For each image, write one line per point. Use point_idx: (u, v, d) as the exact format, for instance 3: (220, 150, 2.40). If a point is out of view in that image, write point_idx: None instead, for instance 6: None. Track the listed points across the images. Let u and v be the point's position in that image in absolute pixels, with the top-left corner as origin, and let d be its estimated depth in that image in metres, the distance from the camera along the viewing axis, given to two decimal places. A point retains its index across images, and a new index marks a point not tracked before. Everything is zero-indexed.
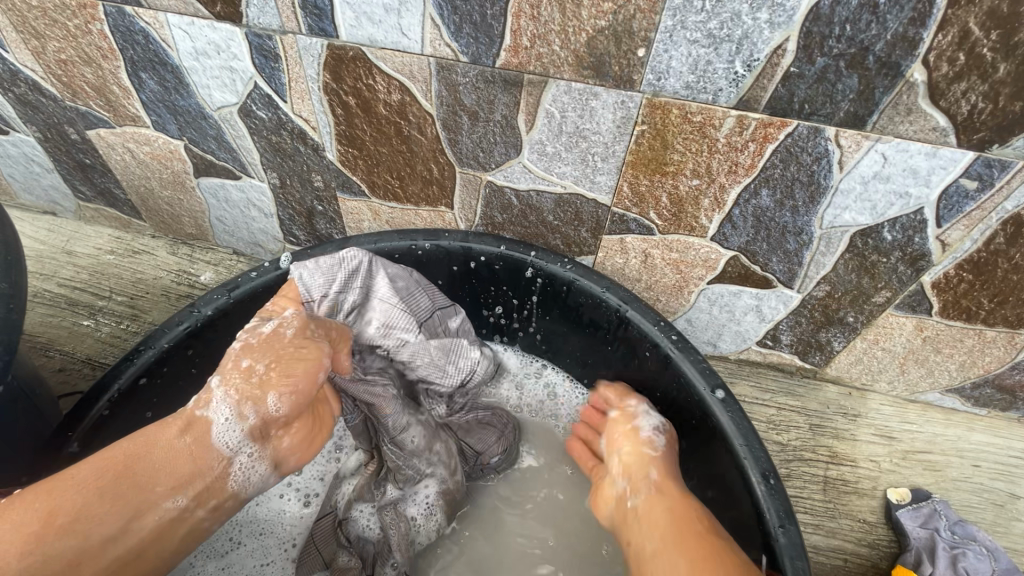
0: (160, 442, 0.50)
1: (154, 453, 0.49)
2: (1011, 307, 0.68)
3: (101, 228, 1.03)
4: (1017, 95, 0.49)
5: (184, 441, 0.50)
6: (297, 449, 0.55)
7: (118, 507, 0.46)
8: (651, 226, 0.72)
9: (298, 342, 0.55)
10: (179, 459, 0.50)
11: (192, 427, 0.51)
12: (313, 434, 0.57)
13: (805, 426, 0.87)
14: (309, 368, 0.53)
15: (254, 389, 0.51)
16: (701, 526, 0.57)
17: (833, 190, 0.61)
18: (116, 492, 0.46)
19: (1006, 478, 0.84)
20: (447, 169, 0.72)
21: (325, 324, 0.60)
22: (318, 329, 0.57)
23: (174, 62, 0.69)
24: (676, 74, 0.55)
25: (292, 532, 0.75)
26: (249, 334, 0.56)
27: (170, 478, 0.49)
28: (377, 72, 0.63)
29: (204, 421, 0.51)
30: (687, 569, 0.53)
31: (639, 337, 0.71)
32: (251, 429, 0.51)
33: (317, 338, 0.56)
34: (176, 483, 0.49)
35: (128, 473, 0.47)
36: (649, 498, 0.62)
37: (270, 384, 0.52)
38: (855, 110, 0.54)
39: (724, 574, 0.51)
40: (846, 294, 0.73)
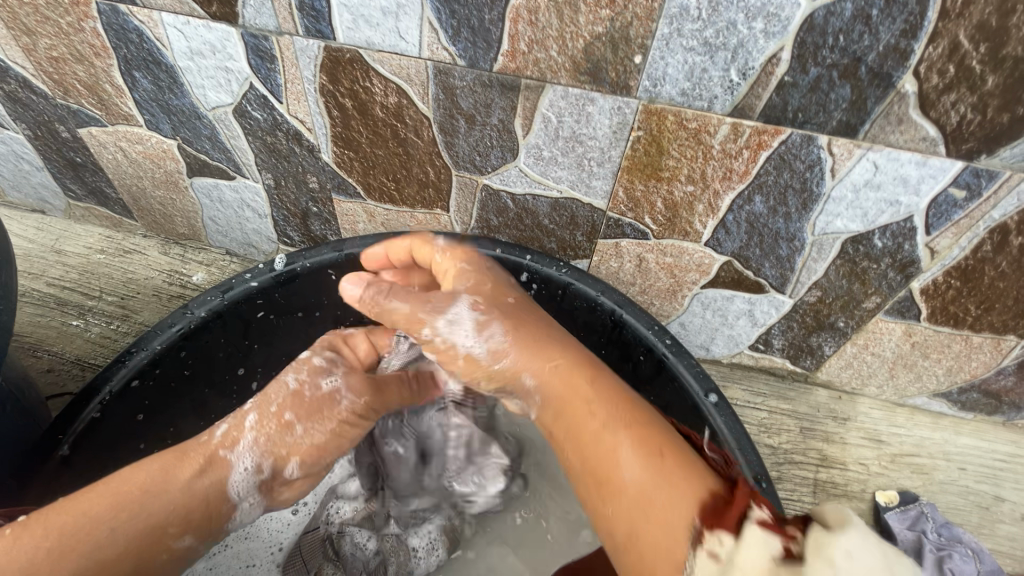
0: (179, 480, 0.51)
1: (173, 493, 0.50)
2: (997, 313, 0.69)
3: (91, 227, 1.01)
4: (1005, 107, 0.50)
5: (203, 479, 0.52)
6: (289, 497, 0.62)
7: (134, 547, 0.46)
8: (646, 230, 0.72)
9: (349, 419, 0.61)
10: (192, 498, 0.51)
11: (210, 467, 0.53)
12: (308, 487, 0.64)
13: (796, 430, 0.88)
14: (338, 446, 0.61)
15: (283, 450, 0.57)
16: (592, 382, 0.51)
17: (825, 198, 0.62)
18: (131, 524, 0.47)
19: (991, 481, 0.86)
20: (443, 172, 0.72)
21: (387, 386, 0.65)
22: (378, 404, 0.63)
23: (168, 61, 0.68)
24: (673, 81, 0.56)
25: (279, 536, 0.74)
26: (305, 381, 0.60)
27: (185, 520, 0.50)
28: (374, 74, 0.63)
29: (227, 463, 0.54)
30: (628, 441, 0.45)
31: (634, 340, 0.71)
32: (263, 480, 0.56)
33: (372, 415, 0.63)
34: (189, 526, 0.50)
35: (144, 508, 0.48)
36: (549, 383, 0.52)
37: (298, 452, 0.58)
38: (847, 119, 0.55)
39: (653, 430, 0.46)
40: (837, 299, 0.74)
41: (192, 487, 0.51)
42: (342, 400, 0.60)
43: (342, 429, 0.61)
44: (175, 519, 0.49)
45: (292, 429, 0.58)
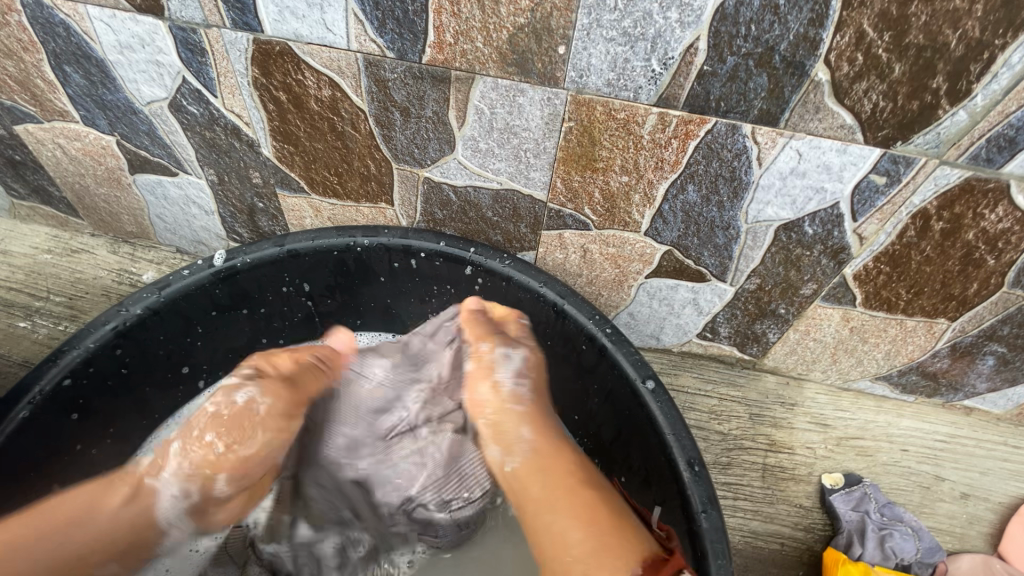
0: (107, 508, 0.56)
1: (98, 520, 0.55)
2: (927, 297, 0.71)
3: (37, 226, 0.99)
4: (913, 94, 0.52)
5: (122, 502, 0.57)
6: (226, 519, 0.64)
7: (57, 574, 0.52)
8: (587, 221, 0.73)
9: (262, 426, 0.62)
10: (114, 526, 0.56)
11: (137, 494, 0.58)
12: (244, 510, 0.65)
13: (745, 416, 0.90)
14: (255, 462, 0.61)
15: (206, 467, 0.59)
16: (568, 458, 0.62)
17: (754, 186, 0.63)
18: (50, 547, 0.53)
19: (932, 461, 0.88)
20: (384, 165, 0.72)
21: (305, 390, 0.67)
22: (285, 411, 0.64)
23: (98, 55, 0.67)
24: (597, 72, 0.56)
25: None
26: (221, 403, 0.61)
27: (109, 550, 0.55)
28: (306, 67, 0.62)
29: (151, 489, 0.58)
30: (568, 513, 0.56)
31: (577, 330, 0.72)
32: (193, 504, 0.59)
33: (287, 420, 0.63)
34: (113, 554, 0.56)
35: (62, 535, 0.53)
36: (524, 461, 0.62)
37: (221, 465, 0.59)
38: (768, 108, 0.56)
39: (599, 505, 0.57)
40: (776, 286, 0.76)
41: (113, 514, 0.56)
42: (260, 408, 0.62)
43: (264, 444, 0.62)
44: (91, 542, 0.54)
45: (216, 452, 0.59)
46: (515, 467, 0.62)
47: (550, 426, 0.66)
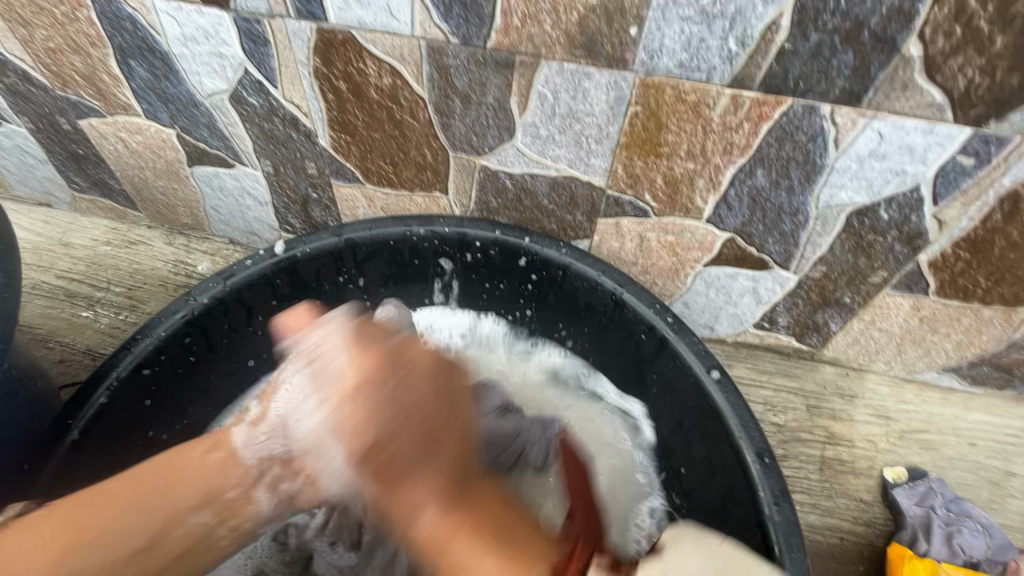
0: (193, 456, 0.58)
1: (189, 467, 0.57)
2: (1008, 285, 0.68)
3: (96, 219, 1.02)
4: (1014, 68, 0.49)
5: (215, 456, 0.59)
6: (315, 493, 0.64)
7: (145, 520, 0.53)
8: (647, 208, 0.71)
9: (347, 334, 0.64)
10: (212, 472, 0.58)
11: (218, 445, 0.60)
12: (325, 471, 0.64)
13: (803, 408, 0.88)
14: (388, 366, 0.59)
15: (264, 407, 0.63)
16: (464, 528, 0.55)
17: (828, 169, 0.61)
18: (139, 501, 0.54)
19: (1002, 456, 0.85)
20: (441, 154, 0.72)
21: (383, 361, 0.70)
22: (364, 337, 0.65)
23: (162, 48, 0.68)
24: (670, 53, 0.54)
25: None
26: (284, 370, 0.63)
27: (196, 493, 0.56)
28: (367, 55, 0.62)
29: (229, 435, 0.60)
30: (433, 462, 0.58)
31: (635, 319, 0.71)
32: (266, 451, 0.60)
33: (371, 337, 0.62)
34: (199, 500, 0.56)
35: (155, 500, 0.54)
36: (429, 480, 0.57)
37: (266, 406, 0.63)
38: (850, 87, 0.53)
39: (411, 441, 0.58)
40: (842, 275, 0.73)
41: (208, 463, 0.58)
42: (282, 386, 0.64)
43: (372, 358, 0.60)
44: (195, 496, 0.56)
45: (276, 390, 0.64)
46: (436, 518, 0.55)
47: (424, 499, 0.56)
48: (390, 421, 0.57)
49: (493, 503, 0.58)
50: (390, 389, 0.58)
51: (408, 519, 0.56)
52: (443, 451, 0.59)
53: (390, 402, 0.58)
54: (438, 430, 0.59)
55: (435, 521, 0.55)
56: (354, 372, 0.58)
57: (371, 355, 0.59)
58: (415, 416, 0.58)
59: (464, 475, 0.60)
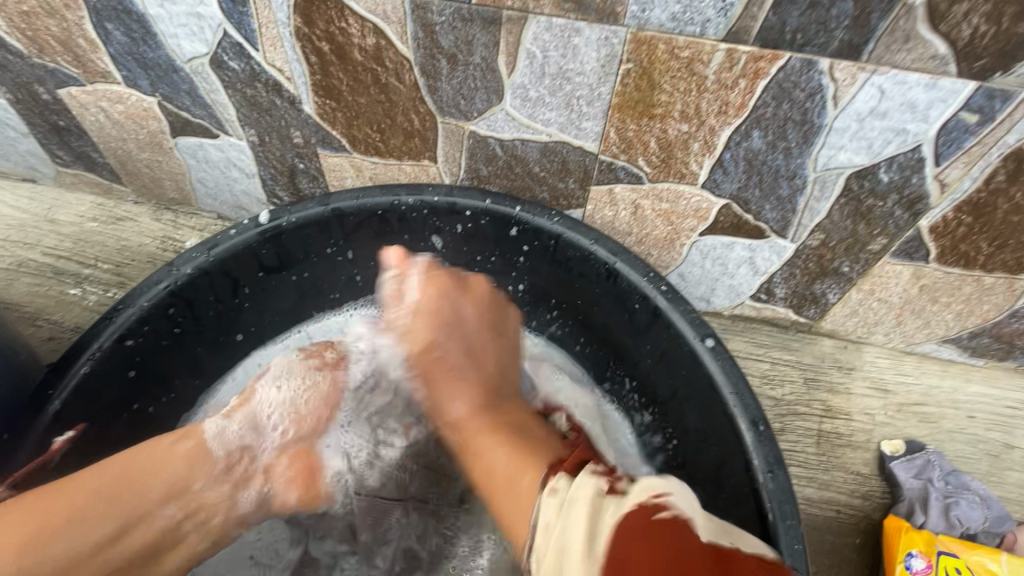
0: (162, 449, 0.57)
1: (154, 462, 0.56)
2: (1011, 251, 0.66)
3: (82, 195, 1.00)
4: (1022, 15, 0.47)
5: (187, 445, 0.57)
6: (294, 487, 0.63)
7: (113, 511, 0.52)
8: (640, 174, 0.69)
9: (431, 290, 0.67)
10: (181, 465, 0.56)
11: (189, 435, 0.58)
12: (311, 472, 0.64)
13: (799, 381, 0.87)
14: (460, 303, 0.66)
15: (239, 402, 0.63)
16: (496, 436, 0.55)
17: (827, 129, 0.59)
18: (112, 491, 0.52)
19: (1002, 428, 0.84)
20: (428, 120, 0.70)
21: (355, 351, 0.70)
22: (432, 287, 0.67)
23: (138, 10, 0.65)
24: (662, 5, 0.52)
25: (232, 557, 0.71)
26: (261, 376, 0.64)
27: (163, 486, 0.55)
28: (349, 13, 0.60)
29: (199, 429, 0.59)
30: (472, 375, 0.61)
31: (628, 289, 0.69)
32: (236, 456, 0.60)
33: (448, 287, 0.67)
34: (168, 491, 0.55)
35: (121, 491, 0.53)
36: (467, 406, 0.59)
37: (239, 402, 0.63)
38: (850, 39, 0.51)
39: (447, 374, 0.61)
40: (841, 242, 0.71)
41: (173, 454, 0.56)
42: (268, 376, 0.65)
43: (442, 288, 0.67)
44: (161, 491, 0.54)
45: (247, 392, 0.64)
46: (466, 409, 0.59)
47: (449, 399, 0.60)
48: (461, 376, 0.61)
49: (524, 416, 0.60)
50: (451, 304, 0.66)
51: (442, 407, 0.61)
52: (481, 367, 0.63)
53: (443, 335, 0.64)
54: (477, 349, 0.64)
55: (509, 461, 0.52)
56: (421, 297, 0.66)
57: (459, 287, 0.68)
58: (455, 338, 0.64)
59: (493, 399, 0.60)
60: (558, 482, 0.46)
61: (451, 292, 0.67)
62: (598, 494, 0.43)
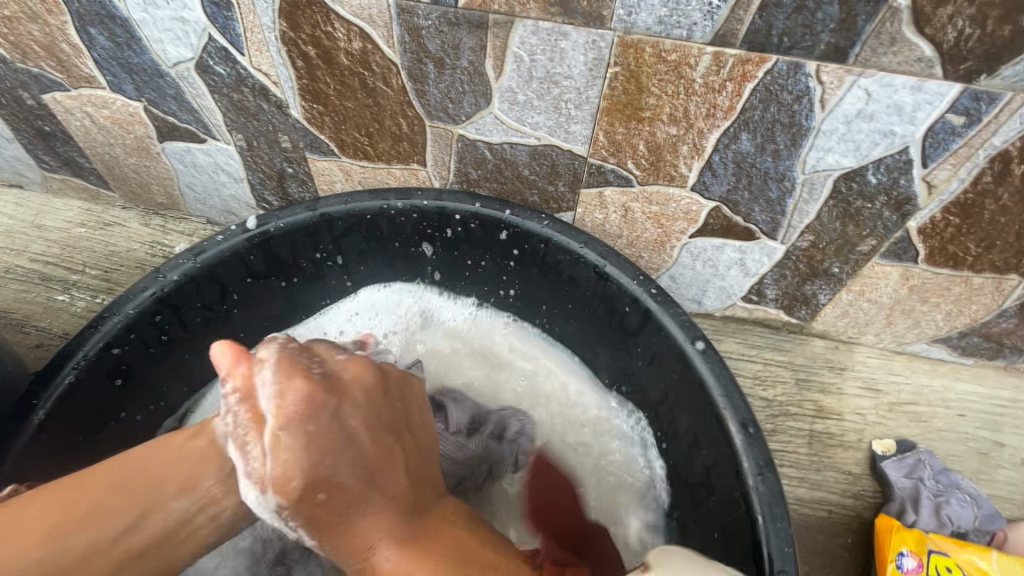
0: (175, 446, 0.54)
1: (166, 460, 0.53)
2: (999, 251, 0.66)
3: (70, 200, 0.99)
4: (1007, 17, 0.47)
5: (202, 441, 0.54)
6: None
7: (128, 506, 0.50)
8: (630, 177, 0.69)
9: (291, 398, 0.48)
10: (199, 458, 0.53)
11: (205, 429, 0.55)
12: None
13: (791, 381, 0.87)
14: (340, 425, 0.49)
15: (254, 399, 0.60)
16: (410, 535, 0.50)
17: (815, 131, 0.59)
18: (120, 494, 0.50)
19: (992, 427, 0.84)
20: (417, 123, 0.70)
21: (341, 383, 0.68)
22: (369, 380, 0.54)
23: (122, 14, 0.65)
24: (648, 8, 0.52)
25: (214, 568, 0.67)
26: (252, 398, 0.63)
27: (181, 478, 0.52)
28: (334, 17, 0.59)
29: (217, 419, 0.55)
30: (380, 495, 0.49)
31: (619, 292, 0.69)
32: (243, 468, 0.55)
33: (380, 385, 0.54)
34: (186, 484, 0.52)
35: (140, 483, 0.51)
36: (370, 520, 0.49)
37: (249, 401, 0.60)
38: (836, 42, 0.51)
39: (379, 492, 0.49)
40: (831, 244, 0.71)
41: (191, 449, 0.53)
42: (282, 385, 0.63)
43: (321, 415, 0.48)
44: (176, 485, 0.52)
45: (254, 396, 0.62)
46: (393, 556, 0.49)
47: (364, 523, 0.49)
48: (343, 447, 0.48)
49: (451, 526, 0.51)
50: (330, 415, 0.49)
51: (418, 456, 0.60)
52: (389, 479, 0.50)
53: (337, 458, 0.47)
54: (378, 468, 0.50)
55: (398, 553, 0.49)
56: None
57: (372, 369, 0.54)
58: (352, 454, 0.48)
59: (422, 497, 0.53)
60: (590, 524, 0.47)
61: (328, 421, 0.48)
62: None
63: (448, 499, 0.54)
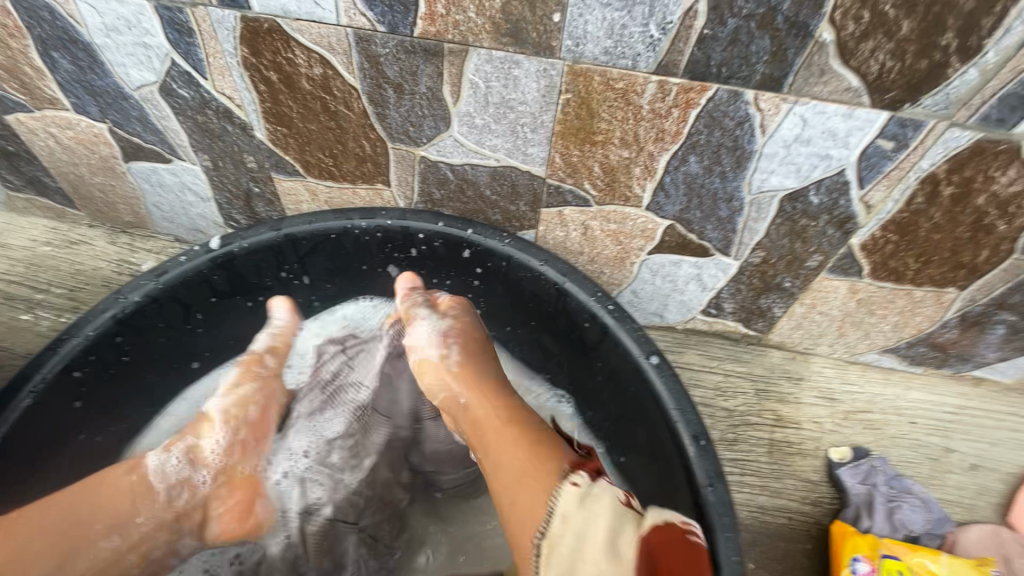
0: (102, 483, 0.57)
1: (95, 497, 0.55)
2: (936, 266, 0.70)
3: (35, 218, 0.99)
4: (923, 52, 0.50)
5: (130, 479, 0.57)
6: (229, 521, 0.62)
7: (53, 547, 0.52)
8: (587, 197, 0.71)
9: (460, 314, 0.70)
10: (122, 498, 0.56)
11: (131, 467, 0.58)
12: (246, 509, 0.63)
13: (751, 392, 0.89)
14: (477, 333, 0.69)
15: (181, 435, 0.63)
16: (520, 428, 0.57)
17: (757, 154, 0.62)
18: (54, 530, 0.52)
19: (941, 433, 0.88)
20: (380, 146, 0.71)
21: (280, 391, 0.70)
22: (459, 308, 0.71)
23: (84, 39, 0.66)
24: (594, 40, 0.55)
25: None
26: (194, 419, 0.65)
27: (108, 517, 0.55)
28: (295, 44, 0.61)
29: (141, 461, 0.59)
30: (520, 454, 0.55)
31: (578, 308, 0.71)
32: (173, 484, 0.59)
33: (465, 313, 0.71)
34: (112, 524, 0.55)
35: (60, 526, 0.52)
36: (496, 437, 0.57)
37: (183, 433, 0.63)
38: (771, 72, 0.54)
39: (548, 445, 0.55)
40: (781, 260, 0.74)
41: (115, 488, 0.57)
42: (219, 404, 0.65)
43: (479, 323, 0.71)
44: (106, 525, 0.55)
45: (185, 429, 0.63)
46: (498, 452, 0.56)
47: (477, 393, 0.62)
48: (477, 346, 0.67)
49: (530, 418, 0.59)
50: (472, 321, 0.70)
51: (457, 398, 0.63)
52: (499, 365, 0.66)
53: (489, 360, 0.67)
54: (489, 356, 0.67)
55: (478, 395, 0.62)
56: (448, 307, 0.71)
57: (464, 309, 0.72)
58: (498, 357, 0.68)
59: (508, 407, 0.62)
60: (581, 478, 0.51)
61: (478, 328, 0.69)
62: (617, 503, 0.50)
63: (501, 445, 0.56)
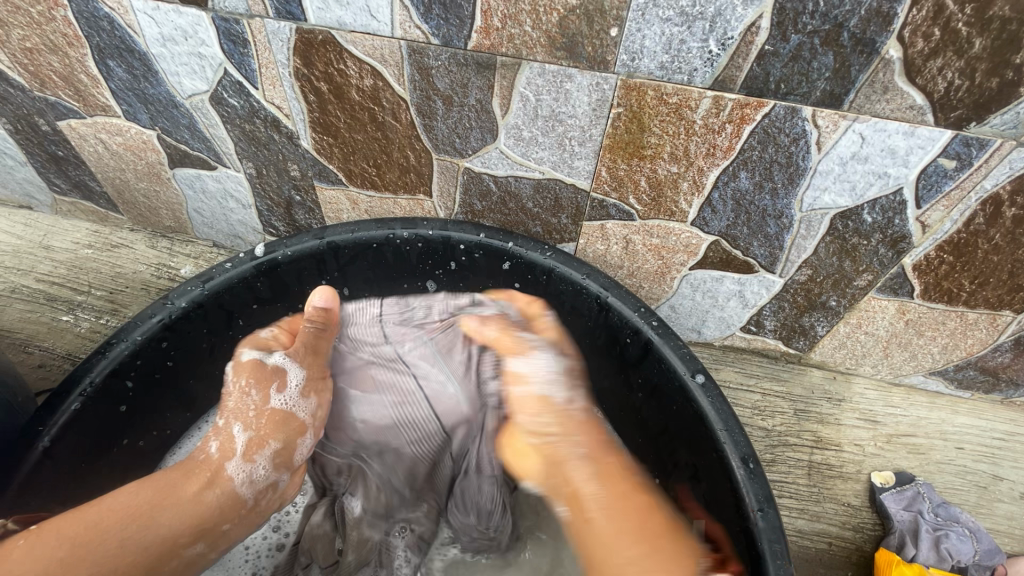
0: (186, 488, 0.54)
1: (178, 503, 0.53)
2: (992, 288, 0.68)
3: (79, 222, 1.01)
4: (994, 71, 0.49)
5: (212, 491, 0.55)
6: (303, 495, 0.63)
7: (141, 554, 0.50)
8: (631, 211, 0.71)
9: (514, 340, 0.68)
10: (203, 506, 0.54)
11: (213, 478, 0.55)
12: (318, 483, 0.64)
13: (790, 411, 0.87)
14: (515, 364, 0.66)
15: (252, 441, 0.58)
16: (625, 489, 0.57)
17: (811, 172, 0.60)
18: (141, 536, 0.50)
19: (989, 460, 0.85)
20: (424, 156, 0.71)
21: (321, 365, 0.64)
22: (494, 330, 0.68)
23: (141, 49, 0.67)
24: (651, 54, 0.54)
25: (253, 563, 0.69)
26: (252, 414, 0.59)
27: (190, 527, 0.53)
28: (348, 56, 0.61)
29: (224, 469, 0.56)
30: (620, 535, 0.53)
31: (620, 323, 0.70)
32: (254, 487, 0.57)
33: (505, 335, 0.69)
34: (194, 532, 0.53)
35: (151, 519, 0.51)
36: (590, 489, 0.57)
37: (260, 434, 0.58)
38: (831, 89, 0.53)
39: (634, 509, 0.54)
40: (828, 278, 0.73)
41: (196, 501, 0.54)
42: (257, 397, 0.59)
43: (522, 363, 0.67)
44: (188, 530, 0.52)
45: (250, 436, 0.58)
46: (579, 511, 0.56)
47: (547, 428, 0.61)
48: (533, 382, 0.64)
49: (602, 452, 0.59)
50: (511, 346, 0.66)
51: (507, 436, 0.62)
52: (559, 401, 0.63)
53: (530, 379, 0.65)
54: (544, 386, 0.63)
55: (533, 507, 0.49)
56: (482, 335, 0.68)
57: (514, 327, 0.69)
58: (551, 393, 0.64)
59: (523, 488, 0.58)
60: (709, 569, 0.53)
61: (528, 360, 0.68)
62: None
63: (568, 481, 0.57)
